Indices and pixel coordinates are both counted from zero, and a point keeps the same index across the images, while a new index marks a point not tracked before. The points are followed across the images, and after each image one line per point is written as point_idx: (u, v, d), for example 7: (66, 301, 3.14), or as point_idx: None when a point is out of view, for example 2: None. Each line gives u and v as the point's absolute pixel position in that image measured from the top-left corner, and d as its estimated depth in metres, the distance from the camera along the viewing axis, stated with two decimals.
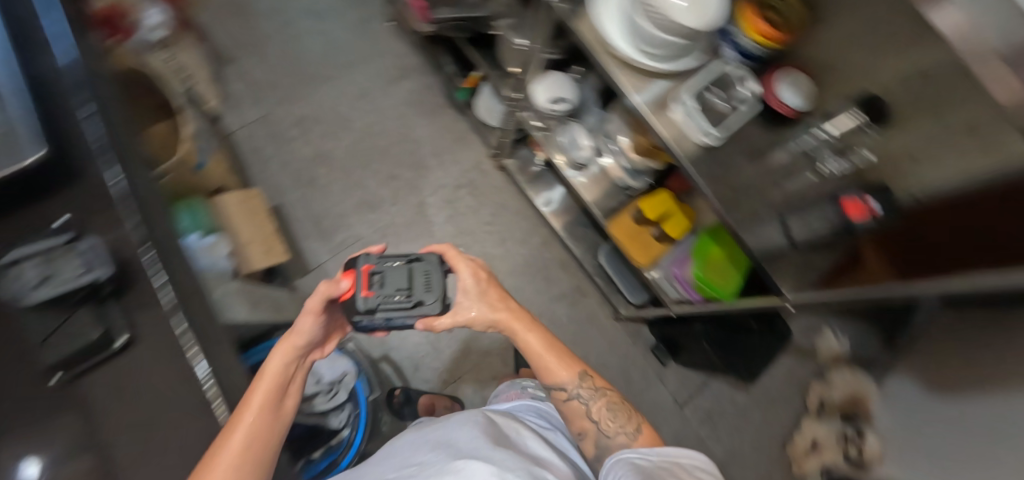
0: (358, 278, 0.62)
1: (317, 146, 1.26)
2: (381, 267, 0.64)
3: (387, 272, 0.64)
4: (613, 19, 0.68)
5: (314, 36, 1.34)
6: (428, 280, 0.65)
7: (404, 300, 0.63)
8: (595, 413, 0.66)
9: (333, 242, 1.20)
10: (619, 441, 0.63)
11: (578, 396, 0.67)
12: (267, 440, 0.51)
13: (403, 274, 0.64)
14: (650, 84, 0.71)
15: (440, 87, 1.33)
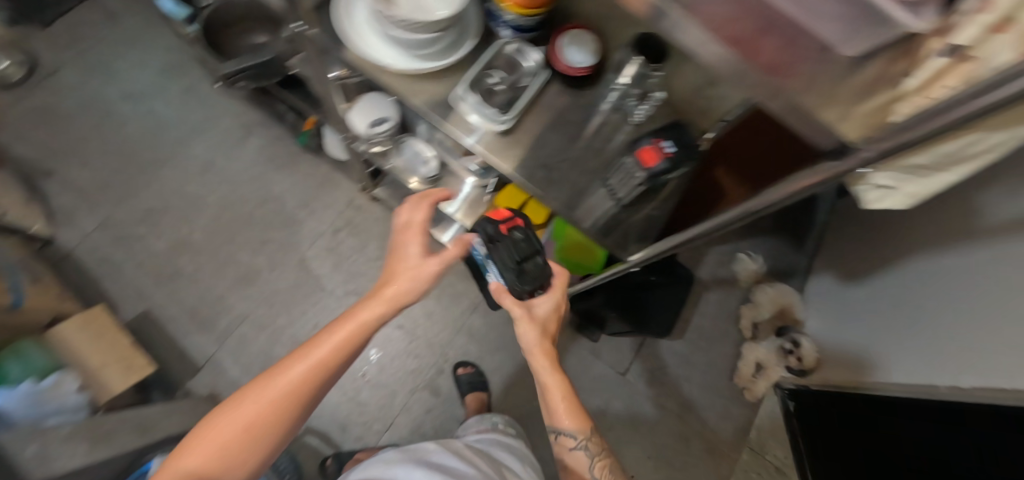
0: (516, 219, 0.71)
1: (172, 234, 1.17)
2: (523, 231, 0.71)
3: (521, 237, 0.70)
4: (370, 31, 0.63)
5: (139, 120, 1.24)
6: (530, 268, 0.70)
7: (505, 261, 0.70)
8: (595, 471, 0.69)
9: (218, 328, 1.11)
10: None
11: (570, 436, 0.70)
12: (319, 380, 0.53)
13: (527, 247, 0.70)
14: (437, 85, 0.67)
15: (289, 134, 1.26)
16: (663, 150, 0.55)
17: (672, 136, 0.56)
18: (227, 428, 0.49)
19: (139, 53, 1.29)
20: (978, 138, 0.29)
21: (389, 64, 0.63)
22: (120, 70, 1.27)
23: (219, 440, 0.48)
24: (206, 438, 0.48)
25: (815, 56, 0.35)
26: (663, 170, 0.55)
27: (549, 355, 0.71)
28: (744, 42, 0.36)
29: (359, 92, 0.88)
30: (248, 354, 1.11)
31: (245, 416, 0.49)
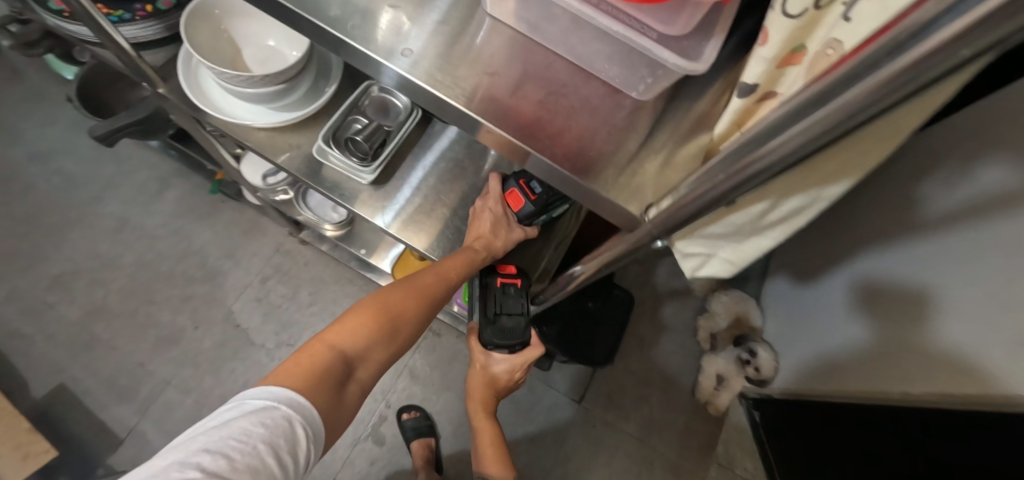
0: (517, 277, 0.66)
1: (86, 299, 1.10)
2: (518, 291, 0.66)
3: (511, 295, 0.65)
4: (218, 91, 0.58)
5: (47, 180, 1.17)
6: (507, 325, 0.65)
7: (491, 309, 0.65)
8: None
9: (139, 396, 1.05)
10: None
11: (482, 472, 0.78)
12: (440, 297, 0.60)
13: (514, 304, 0.65)
14: (302, 138, 0.63)
15: (208, 183, 1.20)
16: (529, 194, 0.60)
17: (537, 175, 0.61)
18: (368, 313, 0.53)
19: (43, 111, 1.23)
20: (760, 206, 0.25)
21: (244, 122, 0.59)
22: (22, 131, 1.20)
23: (365, 326, 0.53)
24: (365, 315, 0.53)
25: (609, 104, 0.33)
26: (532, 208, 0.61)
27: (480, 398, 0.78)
28: (538, 103, 0.33)
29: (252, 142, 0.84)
30: (173, 422, 1.04)
31: (388, 314, 0.54)
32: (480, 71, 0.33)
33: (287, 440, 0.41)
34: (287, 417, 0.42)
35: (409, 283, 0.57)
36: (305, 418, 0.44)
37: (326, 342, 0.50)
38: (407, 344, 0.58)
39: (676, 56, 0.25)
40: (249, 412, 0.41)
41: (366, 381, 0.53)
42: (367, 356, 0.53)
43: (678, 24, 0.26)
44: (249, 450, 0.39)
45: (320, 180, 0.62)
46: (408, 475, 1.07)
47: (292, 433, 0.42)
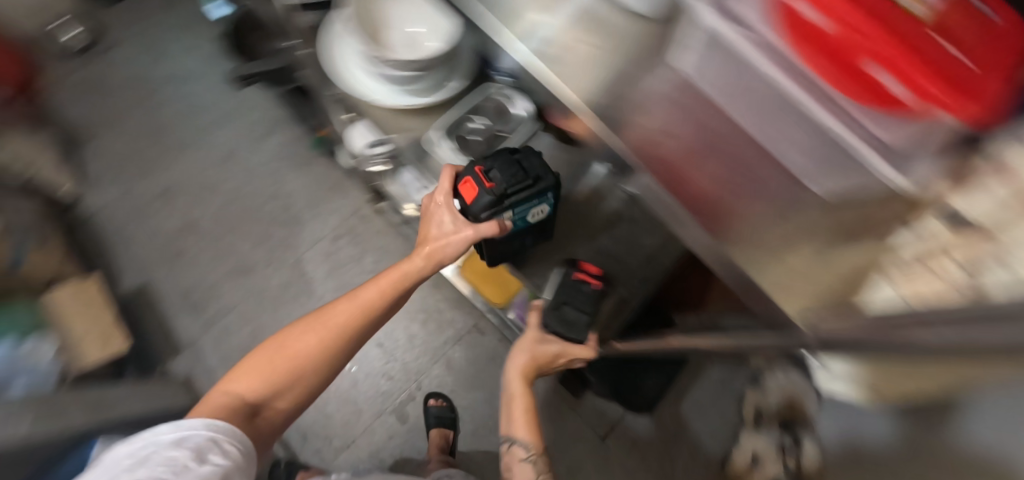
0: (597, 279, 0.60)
1: (183, 215, 1.20)
2: (592, 291, 0.59)
3: (582, 294, 0.60)
4: (356, 65, 0.61)
5: (176, 101, 1.29)
6: (566, 316, 0.62)
7: (556, 296, 0.62)
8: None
9: (205, 314, 1.13)
10: None
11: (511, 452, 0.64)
12: (367, 324, 0.56)
13: (582, 303, 0.60)
14: (411, 121, 0.64)
15: (309, 136, 1.28)
16: (484, 183, 0.53)
17: (496, 164, 0.54)
18: (270, 357, 0.52)
19: (190, 39, 1.35)
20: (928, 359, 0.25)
21: (372, 98, 0.61)
22: (169, 53, 1.33)
23: (263, 370, 0.52)
24: (263, 359, 0.52)
25: (772, 181, 0.31)
26: (488, 197, 0.52)
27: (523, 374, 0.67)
28: (703, 158, 0.34)
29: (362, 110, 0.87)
30: (227, 347, 1.11)
31: (292, 349, 0.52)
32: (659, 127, 0.36)
33: (218, 453, 0.44)
34: (211, 438, 0.45)
35: (322, 313, 0.55)
36: (233, 436, 0.46)
37: (226, 390, 0.51)
38: (332, 375, 0.56)
39: (881, 163, 0.23)
40: (167, 443, 0.43)
41: (278, 419, 0.53)
42: (279, 393, 0.52)
43: (896, 132, 0.22)
44: (181, 469, 0.41)
45: (426, 165, 0.65)
46: (421, 459, 1.09)
47: (221, 448, 0.45)
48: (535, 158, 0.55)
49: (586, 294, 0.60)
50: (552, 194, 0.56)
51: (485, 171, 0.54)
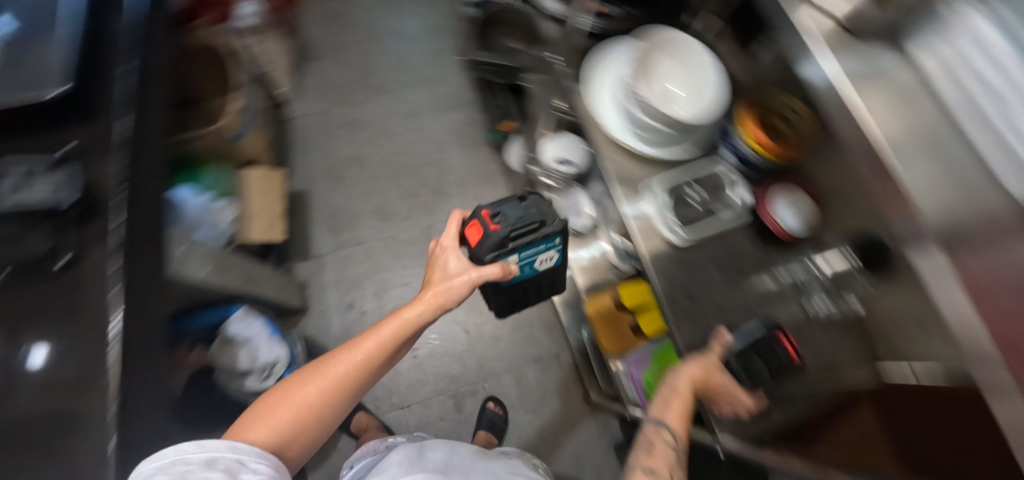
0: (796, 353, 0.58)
1: (357, 148, 1.34)
2: (785, 357, 0.57)
3: (774, 356, 0.58)
4: (607, 102, 0.66)
5: (391, 53, 1.45)
6: (748, 366, 0.58)
7: (749, 341, 0.59)
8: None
9: (339, 238, 1.25)
10: None
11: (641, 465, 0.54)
12: (366, 367, 0.58)
13: (766, 364, 0.58)
14: (639, 168, 0.67)
15: (484, 124, 1.37)
16: (490, 225, 0.59)
17: (504, 209, 0.60)
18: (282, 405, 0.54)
19: (423, 7, 1.51)
20: None
21: (612, 134, 0.65)
22: (403, 13, 1.50)
23: (271, 415, 0.53)
24: (271, 405, 0.54)
25: None
26: (490, 240, 0.59)
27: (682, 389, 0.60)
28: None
29: (563, 129, 0.95)
30: (343, 274, 1.21)
31: (296, 397, 0.54)
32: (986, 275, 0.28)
33: (249, 472, 0.48)
34: (239, 459, 0.48)
35: (323, 363, 0.57)
36: (259, 456, 0.49)
37: (237, 436, 0.52)
38: (340, 412, 0.59)
39: None
40: (200, 464, 0.46)
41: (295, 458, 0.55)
42: (291, 441, 0.54)
43: None
44: None
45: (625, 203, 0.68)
46: None
47: (252, 467, 0.48)
48: (542, 206, 0.60)
49: (779, 357, 0.58)
50: (561, 238, 0.61)
51: (493, 215, 0.60)
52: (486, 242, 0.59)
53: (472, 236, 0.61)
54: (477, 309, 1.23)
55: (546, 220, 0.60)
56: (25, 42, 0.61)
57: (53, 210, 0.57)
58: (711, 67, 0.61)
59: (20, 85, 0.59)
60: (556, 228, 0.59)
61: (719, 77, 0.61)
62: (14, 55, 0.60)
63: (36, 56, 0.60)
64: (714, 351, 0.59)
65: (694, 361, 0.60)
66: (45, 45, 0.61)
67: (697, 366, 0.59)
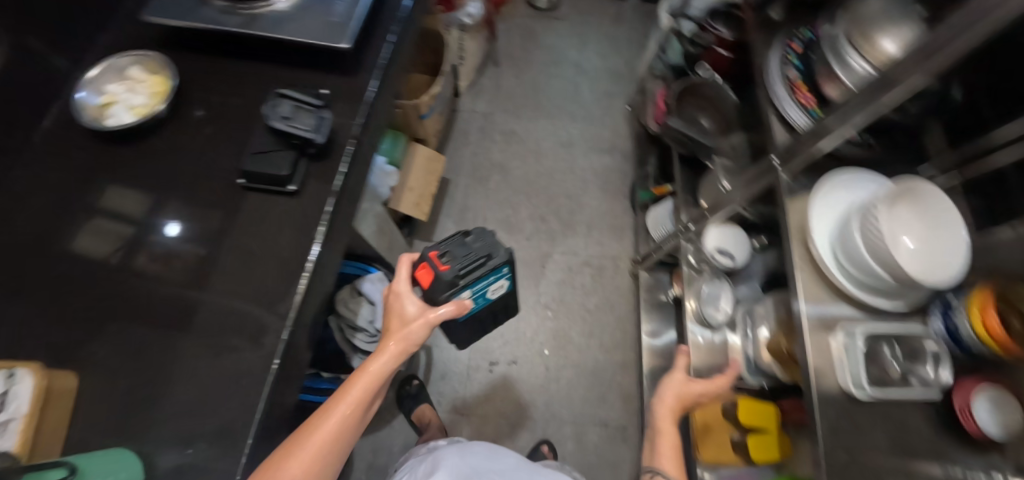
0: None
1: (505, 157, 1.38)
2: None
3: None
4: (824, 224, 0.65)
5: (566, 81, 1.49)
6: None
7: None
8: None
9: (462, 233, 1.29)
10: None
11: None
12: (346, 432, 0.57)
13: None
14: (832, 300, 0.64)
15: (631, 177, 1.37)
16: (441, 266, 0.63)
17: (451, 248, 0.65)
18: None
19: (610, 48, 1.54)
20: None
21: (817, 255, 0.64)
22: (589, 48, 1.54)
23: None
24: None
25: None
26: (444, 279, 0.63)
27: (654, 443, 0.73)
28: None
29: (732, 221, 0.93)
30: None
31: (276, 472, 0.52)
32: None
33: None
34: None
35: (304, 435, 0.55)
36: None
37: None
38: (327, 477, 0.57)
39: None
40: None
41: None
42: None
43: None
44: None
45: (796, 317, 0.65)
46: None
47: None
48: (484, 241, 0.66)
49: None
50: (507, 268, 0.67)
51: (441, 256, 0.64)
52: (441, 279, 0.62)
53: (423, 280, 0.65)
54: (562, 351, 1.21)
55: (491, 253, 0.65)
56: None
57: (297, 142, 0.63)
58: (960, 237, 0.57)
59: (316, 26, 0.67)
60: (500, 259, 0.65)
61: (965, 248, 0.57)
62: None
63: (333, 6, 0.68)
64: (662, 406, 0.76)
65: (660, 420, 0.75)
66: (348, 2, 0.69)
67: (663, 423, 0.74)
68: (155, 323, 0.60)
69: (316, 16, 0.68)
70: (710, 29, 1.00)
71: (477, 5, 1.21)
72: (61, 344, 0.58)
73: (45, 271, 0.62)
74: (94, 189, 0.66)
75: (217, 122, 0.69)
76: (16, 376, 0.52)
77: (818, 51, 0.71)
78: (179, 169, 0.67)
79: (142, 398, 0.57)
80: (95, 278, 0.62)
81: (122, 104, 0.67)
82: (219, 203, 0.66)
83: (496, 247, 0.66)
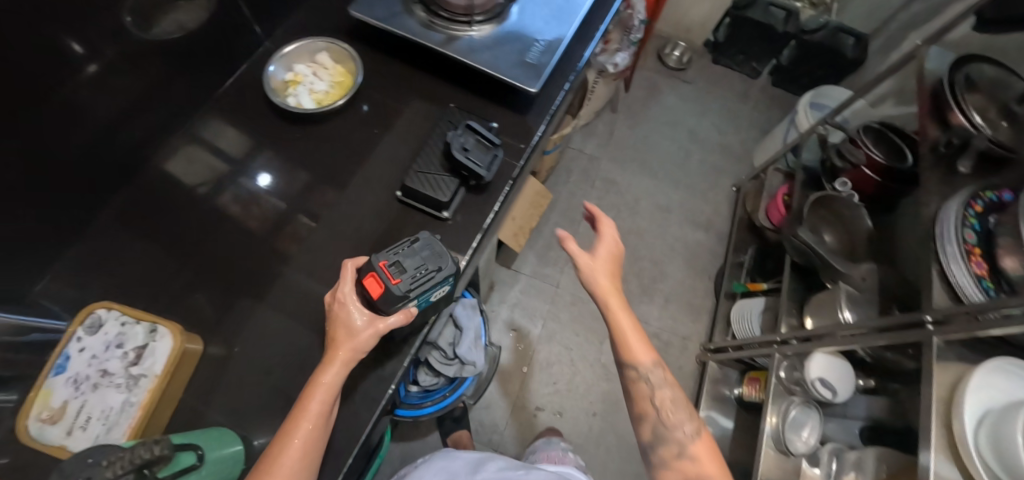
0: None
1: (600, 205, 1.36)
2: None
3: None
4: (975, 405, 0.60)
5: (678, 145, 1.47)
6: None
7: None
8: (659, 399, 0.60)
9: (540, 269, 1.28)
10: (678, 434, 0.58)
11: (656, 417, 0.60)
12: (314, 450, 0.51)
13: None
14: (946, 463, 0.61)
15: (720, 261, 1.33)
16: (391, 278, 0.56)
17: (400, 257, 0.58)
18: None
19: (729, 124, 1.50)
20: None
21: (959, 436, 0.60)
22: (709, 118, 1.51)
23: None
24: None
25: None
26: (395, 294, 0.56)
27: (621, 340, 0.61)
28: None
29: (840, 352, 0.89)
30: (526, 300, 1.25)
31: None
32: None
33: None
34: None
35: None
36: None
37: None
38: None
39: None
40: None
41: None
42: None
43: None
44: None
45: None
46: None
47: None
48: (434, 250, 0.59)
49: None
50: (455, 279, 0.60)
51: (391, 265, 0.57)
52: (392, 293, 0.56)
53: (369, 284, 0.57)
54: (609, 417, 1.17)
55: (441, 265, 0.58)
56: (527, 35, 0.70)
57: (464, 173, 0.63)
58: None
59: (508, 64, 0.67)
60: (451, 272, 0.58)
61: None
62: (512, 37, 0.69)
63: (528, 48, 0.69)
64: (613, 297, 0.61)
65: (612, 310, 0.61)
66: (542, 47, 0.69)
67: (621, 315, 0.61)
68: (287, 311, 0.63)
69: (510, 53, 0.68)
70: (863, 146, 0.96)
71: (624, 55, 1.17)
72: (205, 306, 0.63)
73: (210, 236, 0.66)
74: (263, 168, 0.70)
75: (385, 129, 0.71)
76: (158, 333, 0.54)
77: (1009, 220, 0.67)
78: (340, 166, 0.69)
79: (261, 381, 0.59)
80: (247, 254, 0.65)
81: (306, 86, 0.71)
82: (368, 207, 0.66)
83: (445, 257, 0.59)
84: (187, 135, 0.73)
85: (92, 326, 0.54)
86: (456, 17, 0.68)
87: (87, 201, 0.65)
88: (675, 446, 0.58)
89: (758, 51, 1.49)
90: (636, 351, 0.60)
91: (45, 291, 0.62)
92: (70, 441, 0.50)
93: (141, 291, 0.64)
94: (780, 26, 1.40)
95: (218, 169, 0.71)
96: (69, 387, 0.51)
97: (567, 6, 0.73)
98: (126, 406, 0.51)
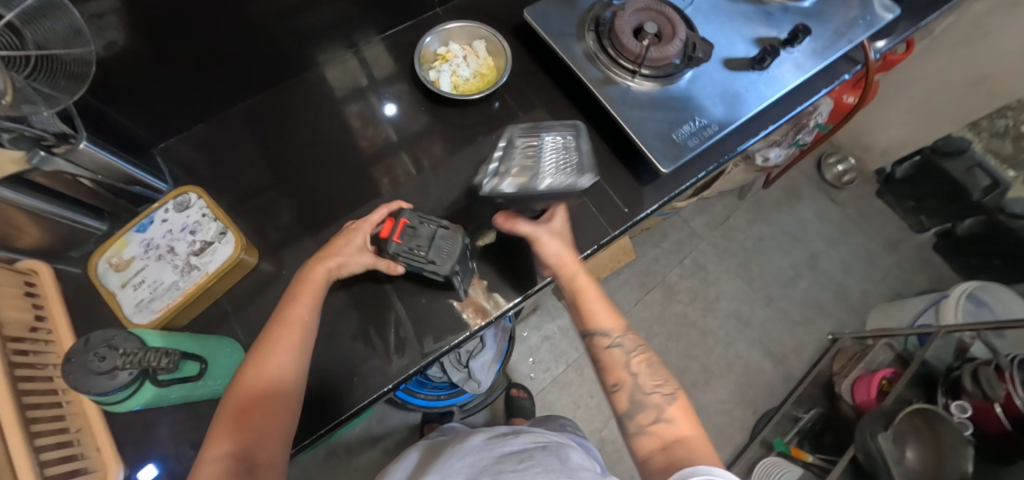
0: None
1: (677, 284, 1.27)
2: None
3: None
4: None
5: (790, 262, 1.31)
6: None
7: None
8: (635, 366, 0.51)
9: None
10: (654, 400, 0.48)
11: (633, 384, 0.50)
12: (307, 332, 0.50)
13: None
14: None
15: (774, 404, 1.18)
16: (397, 236, 0.55)
17: (419, 226, 0.56)
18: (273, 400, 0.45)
19: (859, 267, 1.32)
20: None
21: None
22: (839, 250, 1.33)
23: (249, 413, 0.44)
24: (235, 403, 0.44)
25: None
26: (388, 250, 0.55)
27: (579, 312, 0.55)
28: None
29: None
30: (559, 338, 1.22)
31: (252, 414, 0.44)
32: None
33: None
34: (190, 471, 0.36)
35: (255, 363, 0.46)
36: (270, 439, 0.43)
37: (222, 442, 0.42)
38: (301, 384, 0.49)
39: None
40: None
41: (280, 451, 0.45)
42: (264, 441, 0.43)
43: None
44: None
45: None
46: None
47: None
48: (449, 247, 0.56)
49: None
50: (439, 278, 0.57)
51: (408, 227, 0.56)
52: (386, 247, 0.55)
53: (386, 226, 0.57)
54: None
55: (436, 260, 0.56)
56: (687, 107, 0.64)
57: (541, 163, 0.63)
58: None
59: (651, 130, 0.62)
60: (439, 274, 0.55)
61: None
62: (669, 102, 0.64)
63: (681, 121, 0.63)
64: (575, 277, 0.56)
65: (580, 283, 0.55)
66: (695, 125, 0.63)
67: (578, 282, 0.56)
68: None
69: (659, 119, 0.63)
70: (1009, 382, 0.79)
71: (780, 152, 1.06)
72: (279, 228, 0.67)
73: (313, 169, 0.70)
74: (385, 132, 0.73)
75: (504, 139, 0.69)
76: (225, 237, 0.58)
77: None
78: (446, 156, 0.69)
79: None
80: (335, 199, 0.69)
81: (451, 66, 0.71)
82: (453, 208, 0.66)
83: (450, 259, 0.56)
84: (334, 67, 0.76)
85: (180, 205, 0.58)
86: (623, 62, 0.63)
87: (231, 93, 0.70)
88: (655, 411, 0.48)
89: (935, 207, 1.27)
90: (593, 316, 0.55)
91: (164, 151, 0.69)
92: (121, 292, 0.55)
93: (234, 188, 0.69)
94: (976, 193, 1.17)
95: (347, 108, 0.74)
96: (141, 247, 0.56)
97: (743, 94, 0.65)
98: (173, 287, 0.55)
